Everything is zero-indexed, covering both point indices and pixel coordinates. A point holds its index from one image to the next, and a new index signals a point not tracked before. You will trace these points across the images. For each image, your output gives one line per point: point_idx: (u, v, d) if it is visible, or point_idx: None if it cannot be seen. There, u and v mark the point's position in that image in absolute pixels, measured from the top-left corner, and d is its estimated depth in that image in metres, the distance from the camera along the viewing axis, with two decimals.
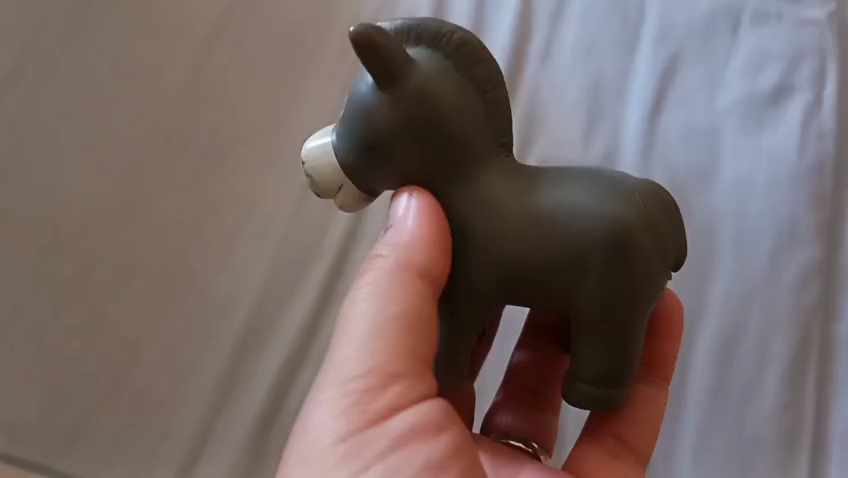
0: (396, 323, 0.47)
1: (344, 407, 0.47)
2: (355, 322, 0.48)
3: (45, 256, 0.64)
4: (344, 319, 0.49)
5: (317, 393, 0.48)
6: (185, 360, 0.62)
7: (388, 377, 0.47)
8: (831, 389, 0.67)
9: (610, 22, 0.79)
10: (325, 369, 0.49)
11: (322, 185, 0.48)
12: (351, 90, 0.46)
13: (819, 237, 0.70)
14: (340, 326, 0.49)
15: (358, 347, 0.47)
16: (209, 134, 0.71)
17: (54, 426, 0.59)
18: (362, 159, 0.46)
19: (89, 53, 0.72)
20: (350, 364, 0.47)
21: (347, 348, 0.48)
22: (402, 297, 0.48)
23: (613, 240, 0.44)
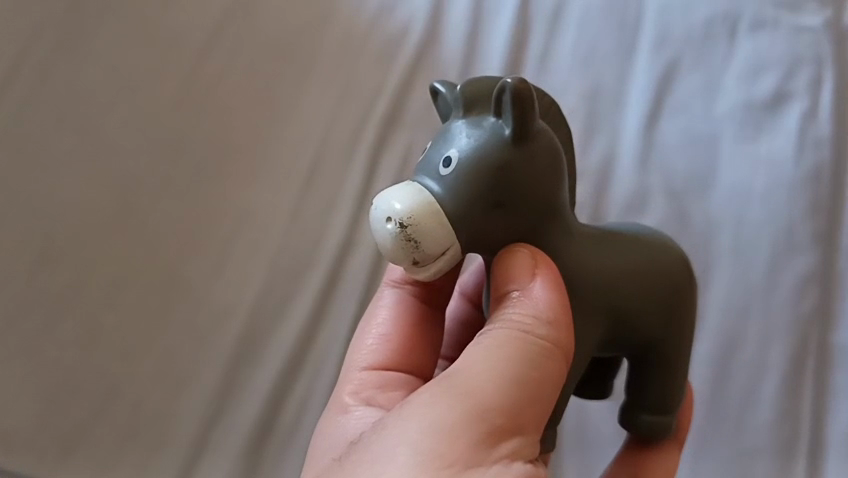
0: (538, 376, 0.43)
1: (471, 430, 0.41)
2: (490, 367, 0.43)
3: (50, 268, 0.68)
4: (469, 359, 0.44)
5: (424, 416, 0.42)
6: (182, 369, 0.65)
7: (518, 427, 0.43)
8: (831, 398, 0.64)
9: (607, 31, 0.80)
10: (440, 394, 0.42)
11: (434, 248, 0.43)
12: (463, 142, 0.43)
13: (817, 244, 0.69)
14: (467, 364, 0.43)
15: (494, 391, 0.42)
16: (211, 150, 0.75)
17: (50, 435, 0.62)
18: (483, 215, 0.44)
19: (94, 73, 0.77)
20: (481, 398, 0.42)
21: (482, 387, 0.42)
22: (545, 361, 0.44)
23: (683, 285, 0.48)
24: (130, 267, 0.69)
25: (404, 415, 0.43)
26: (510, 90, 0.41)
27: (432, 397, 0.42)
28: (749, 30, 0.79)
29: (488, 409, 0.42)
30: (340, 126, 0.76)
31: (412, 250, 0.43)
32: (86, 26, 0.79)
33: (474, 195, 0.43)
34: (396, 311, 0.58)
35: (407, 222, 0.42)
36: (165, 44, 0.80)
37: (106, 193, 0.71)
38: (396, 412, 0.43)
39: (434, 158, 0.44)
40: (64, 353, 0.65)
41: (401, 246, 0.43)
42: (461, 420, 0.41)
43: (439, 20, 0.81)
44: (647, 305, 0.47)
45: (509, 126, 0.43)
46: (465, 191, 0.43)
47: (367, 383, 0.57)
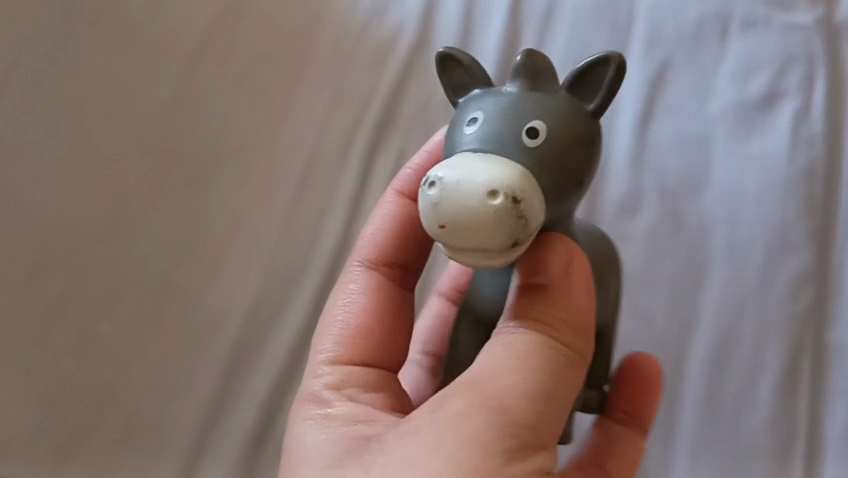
0: (563, 384, 0.44)
1: (502, 434, 0.41)
2: (525, 374, 0.43)
3: (42, 276, 0.68)
4: (502, 362, 0.43)
5: (459, 425, 0.41)
6: (176, 377, 0.65)
7: (543, 435, 0.43)
8: (827, 398, 0.64)
9: (600, 30, 0.80)
10: (476, 404, 0.42)
11: (534, 225, 0.40)
12: (555, 111, 0.44)
13: (812, 244, 0.69)
14: (501, 367, 0.43)
15: (527, 401, 0.42)
16: (203, 155, 0.75)
17: (45, 444, 0.62)
18: (570, 187, 0.44)
19: (84, 77, 0.76)
20: (511, 410, 0.42)
21: (517, 397, 0.42)
22: (571, 369, 0.44)
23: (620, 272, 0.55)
24: (123, 275, 0.69)
25: (437, 420, 0.42)
26: (618, 73, 0.46)
27: (467, 405, 0.42)
28: (741, 30, 0.79)
29: (520, 424, 0.42)
30: (332, 131, 0.76)
31: (519, 229, 0.40)
32: (74, 29, 0.78)
33: (558, 165, 0.43)
34: (368, 287, 0.55)
35: (518, 197, 0.39)
36: (155, 47, 0.79)
37: (98, 201, 0.71)
38: (428, 414, 0.42)
39: (511, 124, 0.43)
40: (57, 361, 0.65)
41: (512, 220, 0.39)
42: (497, 432, 0.41)
43: (431, 23, 0.81)
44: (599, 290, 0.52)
45: (597, 107, 0.46)
46: (546, 161, 0.42)
47: (350, 378, 0.51)
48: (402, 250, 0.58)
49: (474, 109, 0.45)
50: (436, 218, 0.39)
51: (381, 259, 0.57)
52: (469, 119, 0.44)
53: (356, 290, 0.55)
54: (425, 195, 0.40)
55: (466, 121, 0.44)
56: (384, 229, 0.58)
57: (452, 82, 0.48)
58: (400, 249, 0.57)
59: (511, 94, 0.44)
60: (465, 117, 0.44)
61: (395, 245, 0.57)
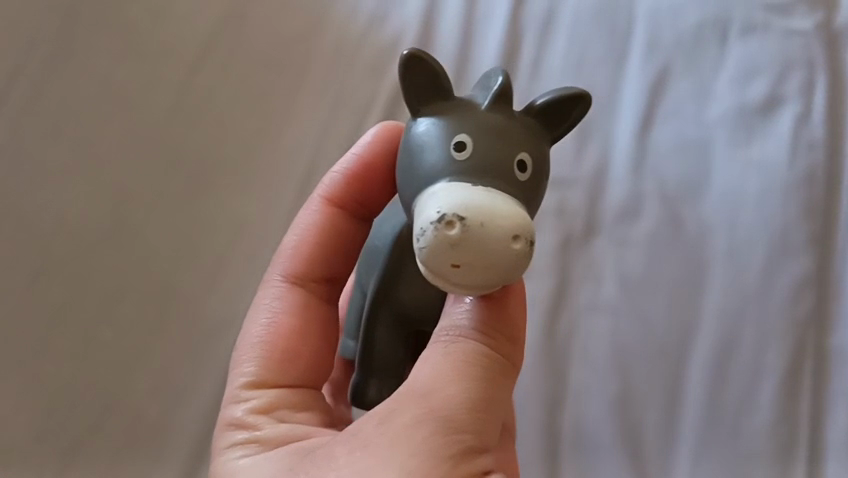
0: (499, 393, 0.47)
1: (449, 443, 0.44)
2: (466, 382, 0.46)
3: (44, 283, 0.68)
4: (443, 373, 0.46)
5: (409, 437, 0.44)
6: (176, 383, 0.67)
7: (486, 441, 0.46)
8: (828, 402, 0.64)
9: (600, 36, 0.80)
10: (422, 415, 0.45)
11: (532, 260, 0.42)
12: (534, 144, 0.45)
13: (811, 248, 0.69)
14: (440, 379, 0.46)
15: (467, 411, 0.45)
16: (204, 161, 0.75)
17: (49, 450, 0.64)
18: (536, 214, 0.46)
19: (84, 82, 0.76)
20: (453, 420, 0.45)
21: (458, 408, 0.45)
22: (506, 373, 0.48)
23: None
24: (125, 283, 0.69)
25: (387, 433, 0.45)
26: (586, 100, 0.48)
27: (415, 415, 0.45)
28: (740, 35, 0.79)
29: (464, 432, 0.45)
30: (333, 135, 0.77)
31: (524, 266, 0.41)
32: (75, 33, 0.78)
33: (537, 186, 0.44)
34: (286, 303, 0.60)
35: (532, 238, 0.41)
36: (156, 53, 0.79)
37: (100, 208, 0.71)
38: (377, 428, 0.45)
39: (499, 149, 0.43)
40: (59, 368, 0.66)
41: (524, 262, 0.41)
42: (444, 440, 0.44)
43: (431, 28, 0.81)
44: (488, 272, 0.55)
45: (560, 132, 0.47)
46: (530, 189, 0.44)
47: (277, 400, 0.56)
48: (325, 259, 0.62)
49: (456, 131, 0.44)
50: (446, 255, 0.39)
51: (300, 273, 0.62)
52: (453, 140, 0.43)
53: (275, 306, 0.60)
54: (443, 232, 0.39)
55: (454, 142, 0.43)
56: (308, 239, 0.63)
57: (414, 87, 0.46)
58: (325, 260, 0.63)
59: (493, 120, 0.44)
60: (447, 139, 0.44)
61: (316, 255, 0.62)
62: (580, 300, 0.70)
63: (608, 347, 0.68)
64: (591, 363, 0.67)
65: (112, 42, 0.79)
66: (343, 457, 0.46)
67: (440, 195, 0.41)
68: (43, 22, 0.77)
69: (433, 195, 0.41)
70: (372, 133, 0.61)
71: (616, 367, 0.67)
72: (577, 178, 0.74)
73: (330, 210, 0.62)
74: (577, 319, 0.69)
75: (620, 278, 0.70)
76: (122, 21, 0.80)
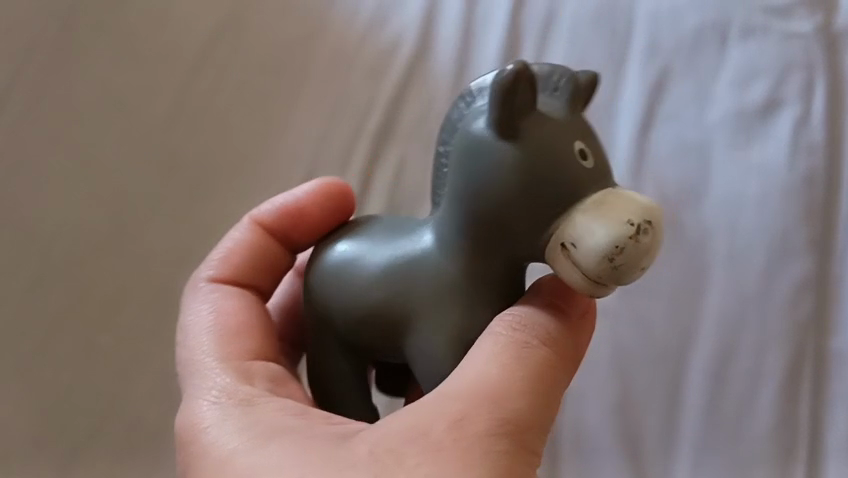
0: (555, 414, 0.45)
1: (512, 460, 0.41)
2: (534, 395, 0.43)
3: (43, 288, 0.69)
4: (513, 379, 0.43)
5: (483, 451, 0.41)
6: (176, 388, 0.67)
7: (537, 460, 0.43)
8: (827, 405, 0.64)
9: (599, 39, 0.80)
10: (493, 424, 0.42)
11: None
12: None
13: (811, 252, 0.68)
14: (512, 386, 0.43)
15: (532, 426, 0.43)
16: (201, 165, 0.75)
17: (50, 456, 0.65)
18: None
19: (81, 86, 0.76)
20: (519, 434, 0.42)
21: (525, 421, 0.43)
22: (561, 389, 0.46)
23: None
24: (123, 287, 0.69)
25: (460, 441, 0.41)
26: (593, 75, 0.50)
27: (486, 427, 0.41)
28: (739, 38, 0.79)
29: (526, 449, 0.42)
30: (332, 140, 0.77)
31: None
32: (74, 36, 0.78)
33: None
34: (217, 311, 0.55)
35: None
36: (153, 55, 0.79)
37: (99, 212, 0.72)
38: (448, 434, 0.41)
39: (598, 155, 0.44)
40: (59, 372, 0.67)
41: None
42: (510, 459, 0.41)
43: (430, 32, 0.81)
44: None
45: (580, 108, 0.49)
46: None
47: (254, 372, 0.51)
48: (263, 273, 0.60)
49: (570, 143, 0.42)
50: (633, 270, 0.41)
51: (229, 278, 0.58)
52: (575, 151, 0.42)
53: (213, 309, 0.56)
54: (641, 239, 0.41)
55: (575, 147, 0.42)
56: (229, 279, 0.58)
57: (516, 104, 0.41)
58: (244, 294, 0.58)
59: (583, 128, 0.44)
60: (571, 152, 0.42)
61: (250, 269, 0.59)
62: None
63: (607, 350, 0.68)
64: (590, 365, 0.67)
65: (111, 45, 0.79)
66: (412, 460, 0.40)
67: (603, 206, 0.41)
68: (43, 26, 0.77)
69: (591, 208, 0.41)
70: (309, 187, 0.60)
71: (616, 369, 0.67)
72: None
73: (260, 231, 0.60)
74: None
75: None
76: (120, 24, 0.80)
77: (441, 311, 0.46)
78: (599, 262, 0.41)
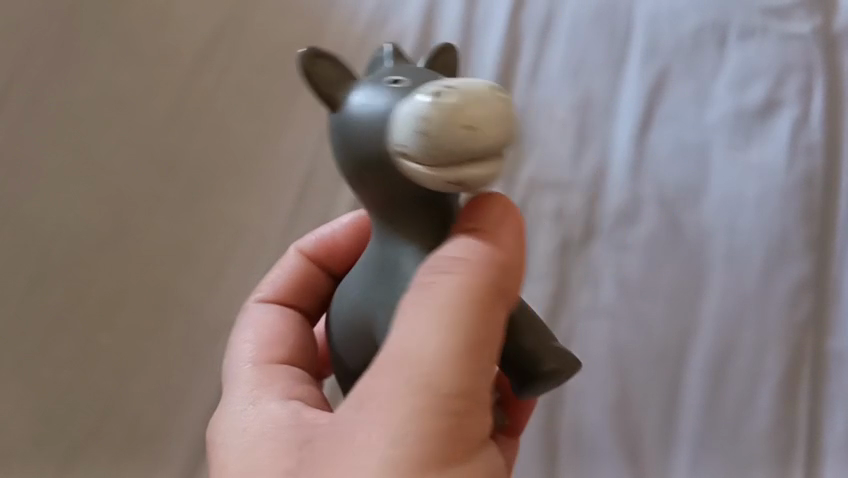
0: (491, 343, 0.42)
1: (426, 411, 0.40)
2: (448, 335, 0.41)
3: (42, 287, 0.69)
4: (428, 329, 0.41)
5: (406, 417, 0.40)
6: (175, 388, 0.67)
7: (472, 405, 0.41)
8: (826, 405, 0.64)
9: (597, 41, 0.80)
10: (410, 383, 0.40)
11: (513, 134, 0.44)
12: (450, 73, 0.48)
13: (810, 252, 0.69)
14: (427, 336, 0.41)
15: (451, 368, 0.41)
16: (200, 165, 0.75)
17: (48, 457, 0.65)
18: None
19: (80, 85, 0.76)
20: (434, 381, 0.40)
21: (442, 368, 0.40)
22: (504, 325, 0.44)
23: None
24: (123, 286, 0.70)
25: (373, 414, 0.41)
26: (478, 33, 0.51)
27: (399, 389, 0.40)
28: (737, 39, 0.79)
29: (447, 395, 0.40)
30: None
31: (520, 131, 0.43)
32: (75, 37, 0.79)
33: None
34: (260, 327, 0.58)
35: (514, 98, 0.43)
36: (153, 56, 0.79)
37: (99, 212, 0.72)
38: (368, 413, 0.41)
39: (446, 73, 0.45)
40: (58, 371, 0.67)
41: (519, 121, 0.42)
42: (426, 413, 0.40)
43: (431, 33, 0.81)
44: None
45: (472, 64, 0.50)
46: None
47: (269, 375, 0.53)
48: (302, 296, 0.62)
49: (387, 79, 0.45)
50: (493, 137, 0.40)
51: (277, 302, 0.61)
52: (386, 83, 0.44)
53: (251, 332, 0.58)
54: (445, 102, 0.39)
55: (386, 83, 0.44)
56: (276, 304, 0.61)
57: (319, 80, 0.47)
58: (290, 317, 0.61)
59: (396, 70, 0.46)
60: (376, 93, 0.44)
61: (295, 292, 0.62)
62: (579, 305, 0.70)
63: (607, 350, 0.68)
64: (588, 365, 0.68)
65: (112, 46, 0.79)
66: (351, 445, 0.41)
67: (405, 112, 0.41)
68: (44, 26, 0.78)
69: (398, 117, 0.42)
70: (347, 220, 0.63)
71: (616, 369, 0.67)
72: (577, 181, 0.74)
73: (304, 260, 0.62)
74: (576, 322, 0.69)
75: (618, 281, 0.70)
76: (121, 27, 0.80)
77: (387, 294, 0.46)
78: (422, 153, 0.41)
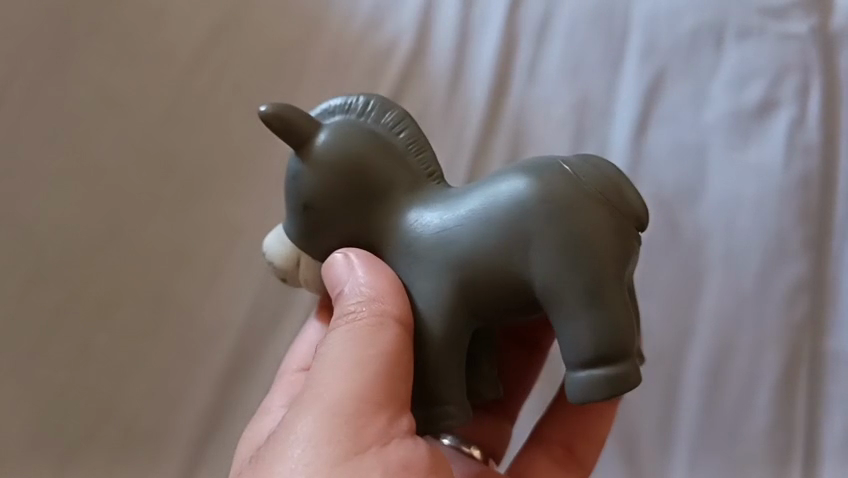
0: (370, 362, 0.47)
1: (317, 422, 0.47)
2: (332, 363, 0.48)
3: (38, 287, 0.68)
4: (320, 363, 0.49)
5: (302, 429, 0.47)
6: (173, 389, 0.67)
7: (363, 409, 0.47)
8: (824, 404, 0.64)
9: (595, 40, 0.80)
10: (306, 404, 0.48)
11: (289, 267, 0.53)
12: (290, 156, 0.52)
13: (808, 252, 0.69)
14: (319, 367, 0.49)
15: (335, 389, 0.47)
16: (196, 164, 0.75)
17: (45, 458, 0.65)
18: (322, 214, 0.50)
19: (76, 84, 0.76)
20: (321, 398, 0.47)
21: (327, 387, 0.48)
22: (379, 335, 0.47)
23: (521, 242, 0.44)
24: (119, 286, 0.69)
25: (285, 429, 0.48)
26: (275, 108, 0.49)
27: (303, 409, 0.48)
28: (735, 38, 0.79)
29: (335, 407, 0.47)
30: None
31: (293, 269, 0.53)
32: (69, 33, 0.78)
33: (373, 192, 0.49)
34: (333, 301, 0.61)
35: (283, 272, 0.54)
36: (149, 54, 0.79)
37: (94, 213, 0.71)
38: (284, 430, 0.48)
39: None
40: (54, 373, 0.67)
41: (290, 265, 0.53)
42: (318, 421, 0.47)
43: (428, 32, 0.82)
44: (492, 288, 0.46)
45: (312, 127, 0.49)
46: (324, 218, 0.50)
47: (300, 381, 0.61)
48: None
49: None
50: (285, 270, 0.53)
51: None
52: None
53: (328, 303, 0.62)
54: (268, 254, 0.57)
55: None
56: None
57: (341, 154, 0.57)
58: None
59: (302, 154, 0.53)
60: None
61: None
62: None
63: None
64: None
65: (107, 44, 0.78)
66: (275, 460, 0.47)
67: None
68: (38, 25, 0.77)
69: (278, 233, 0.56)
70: None
71: None
72: None
73: None
74: None
75: None
76: (115, 23, 0.80)
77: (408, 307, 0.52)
78: None
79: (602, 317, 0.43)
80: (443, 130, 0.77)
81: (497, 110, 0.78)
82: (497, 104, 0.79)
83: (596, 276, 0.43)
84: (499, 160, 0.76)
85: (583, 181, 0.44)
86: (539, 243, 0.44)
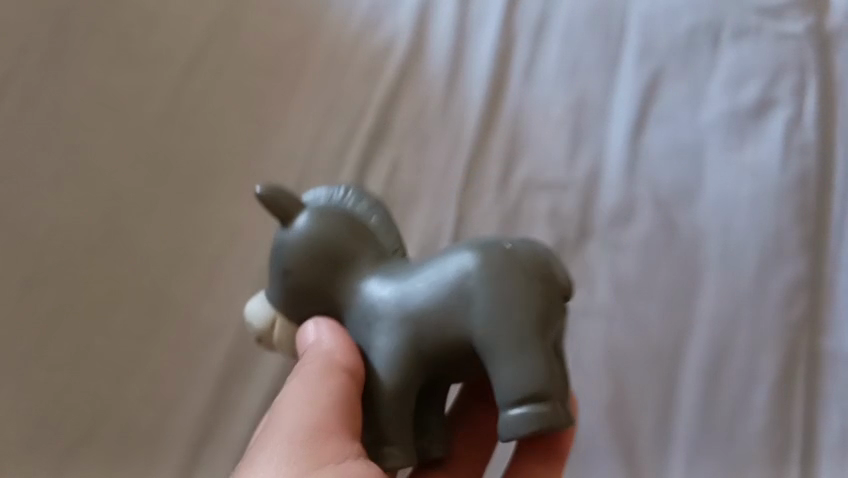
0: (322, 399, 0.48)
1: (270, 459, 0.47)
2: (288, 407, 0.49)
3: (36, 289, 0.68)
4: (277, 409, 0.50)
5: (257, 463, 0.48)
6: (172, 390, 0.66)
7: (316, 439, 0.47)
8: (821, 404, 0.64)
9: (592, 40, 0.81)
10: (260, 448, 0.48)
11: (268, 329, 0.53)
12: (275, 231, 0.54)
13: (805, 252, 0.69)
14: (276, 414, 0.50)
15: (288, 429, 0.48)
16: (194, 166, 0.75)
17: (42, 461, 0.64)
18: (297, 284, 0.51)
19: (74, 85, 0.76)
20: (275, 436, 0.48)
21: (282, 427, 0.49)
22: (330, 376, 0.48)
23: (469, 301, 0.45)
24: (118, 288, 0.69)
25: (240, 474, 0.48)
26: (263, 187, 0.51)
27: (258, 452, 0.48)
28: (733, 38, 0.79)
29: (288, 440, 0.48)
30: (325, 142, 0.76)
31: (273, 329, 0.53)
32: (67, 36, 0.78)
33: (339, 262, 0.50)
34: None
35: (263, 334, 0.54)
36: (147, 56, 0.79)
37: (91, 214, 0.71)
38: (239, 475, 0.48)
39: None
40: (52, 375, 0.66)
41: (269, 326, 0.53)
42: (272, 458, 0.47)
43: (426, 33, 0.82)
44: (443, 345, 0.45)
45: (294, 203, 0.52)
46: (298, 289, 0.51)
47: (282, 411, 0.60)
48: None
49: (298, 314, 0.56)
50: (264, 332, 0.54)
51: None
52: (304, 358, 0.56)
53: None
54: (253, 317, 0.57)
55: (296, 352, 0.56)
56: None
57: None
58: None
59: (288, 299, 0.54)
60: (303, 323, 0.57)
61: None
62: (573, 305, 0.69)
63: (602, 350, 0.67)
64: (582, 368, 0.67)
65: (104, 46, 0.79)
66: None
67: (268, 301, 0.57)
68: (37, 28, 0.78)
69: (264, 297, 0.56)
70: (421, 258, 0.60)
71: (609, 368, 0.67)
72: (572, 179, 0.74)
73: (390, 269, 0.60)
74: (572, 322, 0.68)
75: (612, 281, 0.69)
76: (113, 26, 0.80)
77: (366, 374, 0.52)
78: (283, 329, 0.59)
79: (534, 368, 0.42)
80: (441, 130, 0.77)
81: (495, 110, 0.78)
82: (495, 104, 0.79)
83: (533, 330, 0.43)
84: (497, 158, 0.76)
85: (522, 253, 0.45)
86: (481, 302, 0.44)
